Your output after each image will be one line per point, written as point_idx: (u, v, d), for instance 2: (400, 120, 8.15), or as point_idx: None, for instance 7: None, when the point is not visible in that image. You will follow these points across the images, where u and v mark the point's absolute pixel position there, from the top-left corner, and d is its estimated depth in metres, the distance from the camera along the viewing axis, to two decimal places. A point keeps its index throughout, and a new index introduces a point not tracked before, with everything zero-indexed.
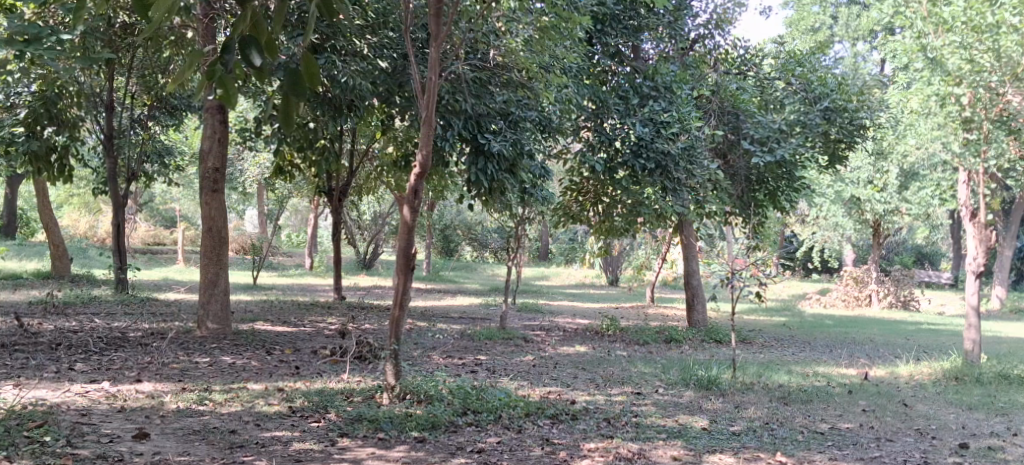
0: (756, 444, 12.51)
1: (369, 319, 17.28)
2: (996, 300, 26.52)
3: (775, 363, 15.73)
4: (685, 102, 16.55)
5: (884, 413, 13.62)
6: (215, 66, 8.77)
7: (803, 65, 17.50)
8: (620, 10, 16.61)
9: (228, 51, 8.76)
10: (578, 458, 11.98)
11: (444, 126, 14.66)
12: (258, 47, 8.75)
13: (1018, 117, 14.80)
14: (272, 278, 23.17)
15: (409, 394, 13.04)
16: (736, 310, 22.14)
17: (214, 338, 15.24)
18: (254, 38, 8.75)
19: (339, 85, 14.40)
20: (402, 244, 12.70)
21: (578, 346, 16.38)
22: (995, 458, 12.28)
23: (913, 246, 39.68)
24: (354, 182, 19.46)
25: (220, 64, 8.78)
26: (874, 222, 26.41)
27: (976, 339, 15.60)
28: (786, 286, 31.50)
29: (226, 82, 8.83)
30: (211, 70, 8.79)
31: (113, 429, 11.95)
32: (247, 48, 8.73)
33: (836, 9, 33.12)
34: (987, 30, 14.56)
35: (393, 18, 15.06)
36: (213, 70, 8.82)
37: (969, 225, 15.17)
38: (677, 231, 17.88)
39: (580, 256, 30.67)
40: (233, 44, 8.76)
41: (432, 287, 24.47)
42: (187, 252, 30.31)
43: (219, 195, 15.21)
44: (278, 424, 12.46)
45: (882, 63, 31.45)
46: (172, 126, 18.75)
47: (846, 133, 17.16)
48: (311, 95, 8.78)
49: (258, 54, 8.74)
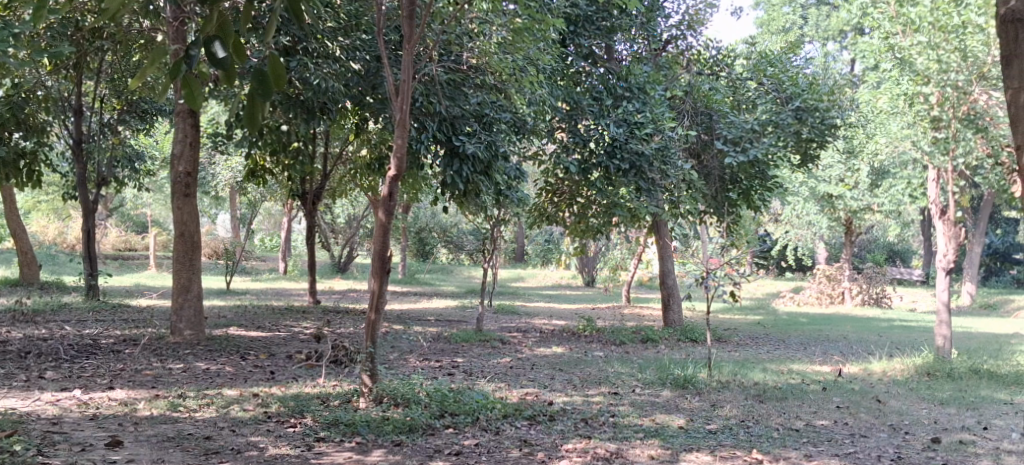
0: (733, 442, 12.63)
1: (345, 322, 17.21)
2: (966, 296, 26.78)
3: (749, 361, 15.81)
4: (658, 102, 16.43)
5: (858, 410, 13.83)
6: (180, 65, 8.85)
7: (774, 65, 17.41)
8: (594, 11, 16.47)
9: (193, 51, 8.83)
10: (556, 459, 12.02)
11: (418, 128, 14.71)
12: (223, 48, 8.83)
13: (985, 115, 14.66)
14: (245, 283, 22.93)
15: (386, 398, 13.14)
16: (711, 309, 22.20)
17: (189, 344, 15.09)
18: (219, 37, 8.84)
19: (313, 88, 14.45)
20: (377, 246, 12.98)
21: (555, 347, 16.41)
22: (966, 451, 12.49)
23: (885, 242, 39.87)
24: (327, 184, 19.08)
25: (185, 63, 8.87)
26: (845, 219, 26.67)
27: (947, 335, 15.81)
28: (759, 285, 31.59)
29: (189, 83, 8.98)
30: (174, 69, 8.89)
31: (85, 438, 11.85)
32: (212, 48, 8.81)
33: (805, 10, 33.51)
34: (953, 30, 14.56)
35: (365, 20, 15.23)
36: (176, 68, 8.89)
37: (939, 222, 14.97)
38: (651, 230, 17.96)
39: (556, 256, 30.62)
40: (200, 45, 8.83)
41: (409, 287, 25.65)
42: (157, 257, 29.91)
43: (192, 199, 15.05)
44: (253, 430, 12.41)
45: (852, 64, 31.74)
46: (144, 132, 18.44)
47: (818, 133, 17.00)
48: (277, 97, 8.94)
49: (225, 55, 8.83)
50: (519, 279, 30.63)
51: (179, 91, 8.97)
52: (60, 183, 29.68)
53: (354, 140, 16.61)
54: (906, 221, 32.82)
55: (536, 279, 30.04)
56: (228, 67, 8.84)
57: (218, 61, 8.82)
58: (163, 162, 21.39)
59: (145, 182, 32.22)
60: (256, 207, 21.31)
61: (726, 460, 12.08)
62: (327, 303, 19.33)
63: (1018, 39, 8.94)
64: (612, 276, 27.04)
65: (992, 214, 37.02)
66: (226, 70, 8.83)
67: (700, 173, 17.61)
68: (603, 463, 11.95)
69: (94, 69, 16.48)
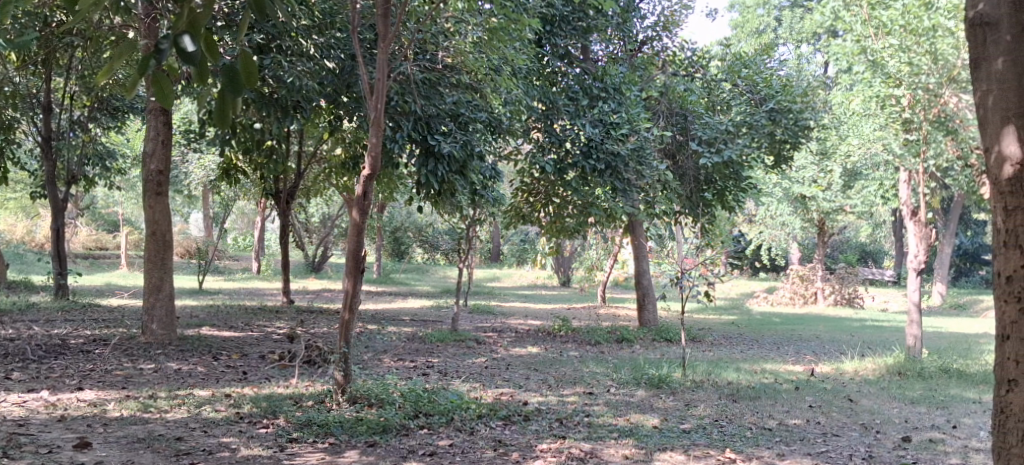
0: (706, 441, 12.68)
1: (319, 322, 17.11)
2: (938, 297, 27.22)
3: (723, 360, 15.89)
4: (633, 103, 16.49)
5: (830, 409, 13.95)
6: (149, 61, 8.62)
7: (748, 66, 17.50)
8: (570, 11, 16.44)
9: (163, 47, 8.60)
10: (531, 459, 12.00)
11: (393, 127, 14.64)
12: (195, 45, 8.65)
13: (954, 118, 14.81)
14: (217, 282, 22.74)
15: (360, 398, 13.10)
16: (686, 309, 22.30)
17: (160, 344, 14.91)
18: (190, 33, 8.65)
19: (286, 86, 14.33)
20: (352, 245, 12.91)
21: (530, 346, 16.41)
22: (936, 450, 12.61)
23: (858, 243, 40.23)
24: (301, 183, 18.99)
25: (154, 58, 8.63)
26: (819, 220, 26.90)
27: (918, 335, 15.99)
28: (733, 285, 31.76)
29: (159, 81, 8.83)
30: (144, 66, 8.66)
31: (53, 439, 11.69)
32: (182, 44, 8.61)
33: (779, 12, 34.22)
34: (924, 33, 14.71)
35: (340, 18, 15.20)
36: (145, 64, 8.65)
37: (910, 223, 15.07)
38: (626, 230, 18.03)
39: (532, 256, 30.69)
40: (170, 40, 8.62)
41: (384, 287, 25.50)
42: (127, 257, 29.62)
43: (164, 198, 14.90)
44: (225, 430, 12.30)
45: (826, 66, 32.39)
46: (114, 130, 18.23)
47: (791, 133, 17.34)
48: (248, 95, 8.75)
49: (195, 52, 8.64)
50: (495, 278, 30.69)
51: (149, 89, 8.84)
52: (29, 182, 29.33)
53: (328, 138, 16.48)
54: (876, 221, 33.21)
55: (512, 279, 30.07)
56: (199, 63, 8.65)
57: (189, 57, 8.62)
58: (134, 161, 21.18)
59: (117, 181, 31.93)
60: (230, 206, 21.14)
61: (699, 460, 12.11)
62: (301, 303, 19.19)
63: (987, 43, 8.99)
64: (588, 276, 27.12)
65: (962, 214, 37.66)
66: (197, 65, 8.63)
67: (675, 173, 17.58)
68: (577, 462, 11.94)
69: (64, 65, 16.27)
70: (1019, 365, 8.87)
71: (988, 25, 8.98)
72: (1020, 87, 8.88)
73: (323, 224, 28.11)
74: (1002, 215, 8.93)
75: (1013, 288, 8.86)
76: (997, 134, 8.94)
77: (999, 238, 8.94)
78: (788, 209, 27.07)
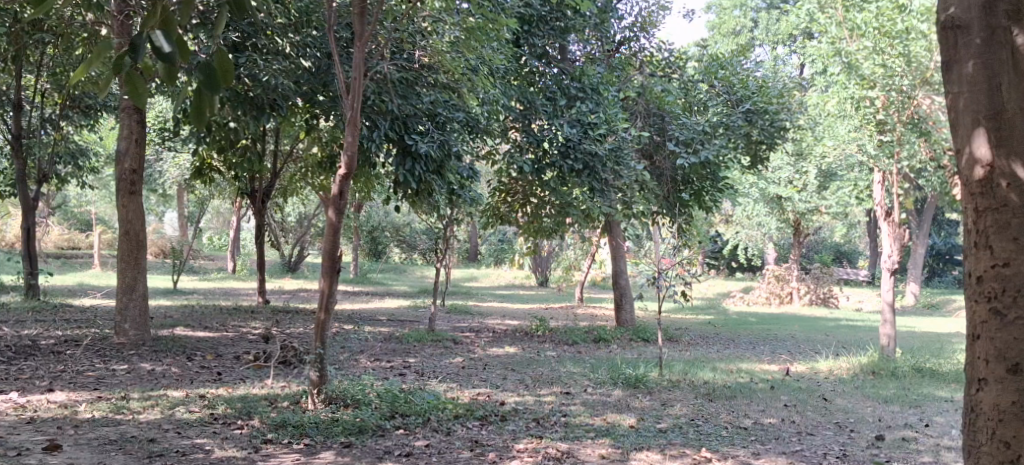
0: (682, 440, 12.70)
1: (295, 322, 17.00)
2: (911, 297, 27.62)
3: (699, 360, 15.95)
4: (611, 103, 16.51)
5: (805, 408, 14.05)
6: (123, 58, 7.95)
7: (725, 68, 17.64)
8: (547, 11, 16.48)
9: (137, 44, 7.94)
10: (508, 459, 11.94)
11: (370, 126, 14.57)
12: (170, 43, 7.99)
13: (927, 120, 15.03)
14: (192, 282, 22.57)
15: (336, 398, 13.03)
16: (663, 309, 22.42)
17: (133, 345, 14.72)
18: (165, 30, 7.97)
19: (262, 84, 14.23)
20: (328, 244, 12.80)
21: (508, 347, 16.39)
22: (908, 448, 12.68)
23: (832, 245, 40.62)
24: (278, 183, 18.87)
25: (129, 56, 7.95)
26: (795, 220, 27.19)
27: (891, 334, 16.16)
28: (710, 286, 31.98)
29: (133, 80, 8.11)
30: (117, 63, 7.98)
31: (22, 442, 11.51)
32: (157, 41, 7.93)
33: (756, 13, 35.21)
34: (897, 36, 14.79)
35: (316, 17, 15.07)
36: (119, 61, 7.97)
37: (884, 224, 15.22)
38: (603, 231, 18.09)
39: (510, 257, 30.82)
40: (145, 38, 7.96)
41: (360, 287, 25.27)
42: (99, 256, 29.34)
43: (137, 197, 14.74)
44: (199, 431, 12.18)
45: (801, 67, 33.19)
46: (87, 128, 18.03)
47: (767, 135, 17.49)
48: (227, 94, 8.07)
49: (171, 50, 7.94)
50: (473, 278, 30.76)
51: (121, 88, 8.08)
52: None
53: (305, 137, 16.39)
54: (850, 222, 33.58)
55: (490, 280, 30.21)
56: (174, 61, 7.95)
57: (165, 56, 7.92)
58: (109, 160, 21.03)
59: (91, 180, 31.65)
60: (206, 205, 21.03)
61: (675, 459, 12.10)
62: (277, 302, 19.07)
63: (958, 46, 8.63)
64: (565, 275, 27.14)
65: (934, 216, 38.23)
66: (172, 64, 7.94)
67: (652, 174, 17.67)
68: (554, 462, 11.88)
69: (35, 62, 16.07)
70: (989, 363, 8.48)
71: (959, 29, 8.61)
72: (992, 90, 8.51)
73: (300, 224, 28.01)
74: (973, 215, 8.58)
75: (983, 288, 8.49)
76: (967, 136, 8.58)
77: (969, 238, 8.59)
78: (763, 210, 27.32)
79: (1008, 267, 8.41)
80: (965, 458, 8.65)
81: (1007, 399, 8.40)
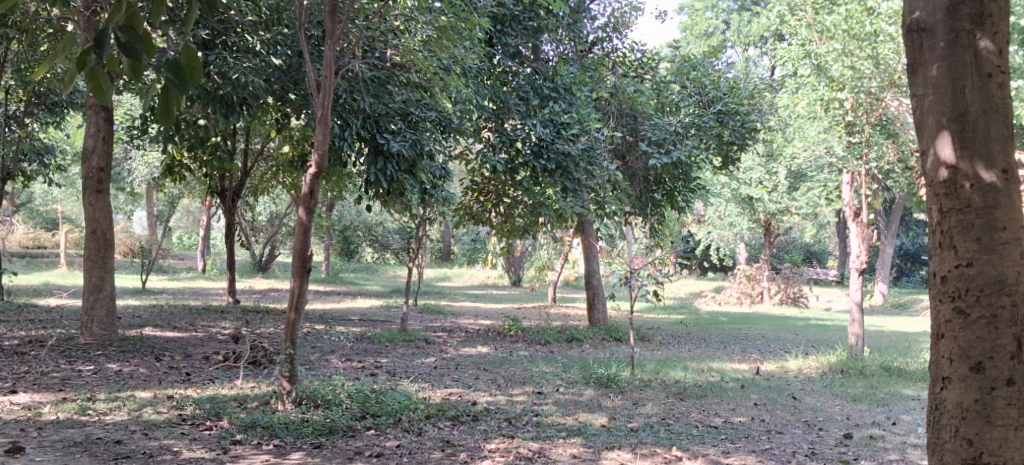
0: (653, 439, 12.69)
1: (264, 322, 16.86)
2: (878, 296, 28.00)
3: (671, 359, 16.03)
4: (584, 103, 16.58)
5: (774, 407, 14.14)
6: (87, 55, 7.35)
7: (697, 69, 17.70)
8: (521, 11, 16.60)
9: (103, 40, 7.36)
10: (479, 459, 11.81)
11: (341, 125, 14.41)
12: (137, 38, 7.45)
13: (895, 121, 15.19)
14: (161, 281, 22.37)
15: (306, 399, 12.91)
16: (636, 308, 22.55)
17: (99, 345, 14.51)
18: (131, 26, 7.43)
19: (231, 83, 13.97)
20: (298, 244, 12.61)
21: (480, 346, 16.36)
22: (875, 446, 12.75)
23: (803, 245, 41.08)
24: (249, 182, 18.73)
25: (93, 52, 7.36)
26: (765, 220, 27.56)
27: (859, 333, 16.36)
28: (682, 285, 32.22)
29: (96, 76, 7.55)
30: (81, 59, 7.40)
31: None
32: (121, 36, 7.38)
33: (727, 15, 35.72)
34: (866, 38, 15.01)
35: (287, 15, 14.91)
36: (83, 58, 7.39)
37: (853, 224, 15.41)
38: (577, 231, 18.15)
39: (482, 257, 30.88)
40: (110, 34, 7.39)
41: (332, 287, 25.06)
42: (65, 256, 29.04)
43: (104, 195, 14.55)
44: (167, 433, 12.01)
45: (772, 69, 33.66)
46: (54, 126, 17.80)
47: (738, 136, 17.56)
48: (196, 94, 7.54)
49: (138, 46, 7.39)
50: (445, 279, 30.81)
51: (84, 85, 7.52)
52: None
53: (275, 136, 16.24)
54: (820, 222, 33.94)
55: (463, 280, 30.30)
56: (141, 56, 7.39)
57: (131, 52, 7.37)
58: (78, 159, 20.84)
59: (58, 178, 31.33)
60: (175, 204, 20.88)
61: (646, 458, 12.05)
62: (248, 302, 18.93)
63: (923, 49, 8.16)
64: (537, 276, 27.24)
65: (903, 217, 38.69)
66: (138, 59, 7.40)
67: (625, 174, 17.91)
68: (525, 462, 11.80)
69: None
70: (952, 362, 7.99)
71: (924, 31, 8.14)
72: (957, 92, 8.02)
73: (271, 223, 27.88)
74: (937, 216, 8.10)
75: (947, 288, 8.01)
76: (931, 138, 8.08)
77: (934, 238, 8.12)
78: (735, 210, 27.66)
79: (972, 267, 7.93)
80: (930, 457, 8.17)
81: (970, 398, 7.91)
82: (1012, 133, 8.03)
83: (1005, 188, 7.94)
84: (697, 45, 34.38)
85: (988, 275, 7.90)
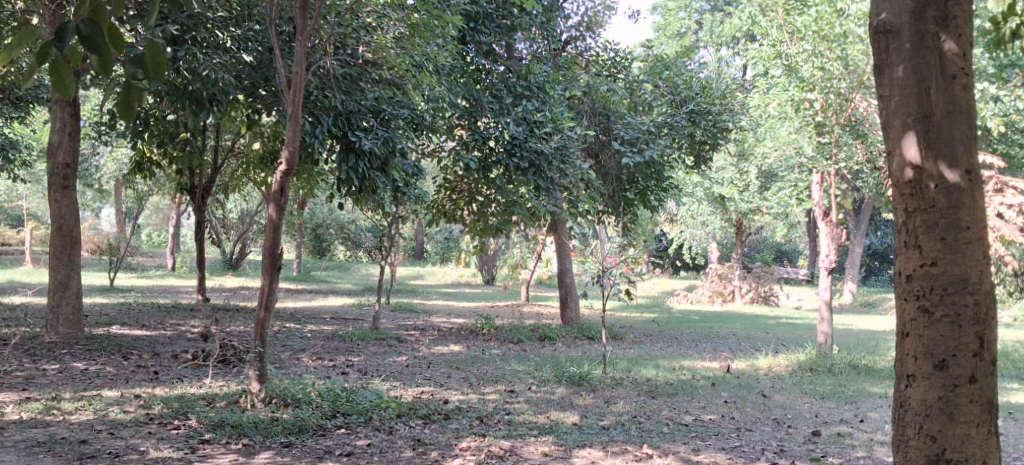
0: (624, 437, 12.66)
1: (233, 320, 16.67)
2: (848, 294, 28.44)
3: (643, 358, 16.09)
4: (557, 102, 16.80)
5: (744, 405, 14.21)
6: (48, 48, 7.04)
7: (670, 68, 17.76)
8: (494, 9, 16.65)
9: (64, 35, 7.05)
10: (450, 458, 11.67)
11: (312, 122, 14.20)
12: (100, 32, 7.13)
13: (865, 122, 15.46)
14: (131, 279, 22.14)
15: (275, 398, 12.74)
16: (610, 307, 22.64)
17: (64, 344, 14.28)
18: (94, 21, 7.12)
19: (200, 79, 13.69)
20: (268, 243, 12.35)
21: (451, 345, 16.30)
22: (842, 443, 12.81)
23: (774, 244, 41.51)
24: (219, 180, 18.60)
25: (54, 46, 7.05)
26: (737, 219, 27.84)
27: (828, 332, 16.54)
28: (654, 283, 32.43)
29: (58, 69, 7.20)
30: (42, 52, 7.07)
31: None
32: (82, 32, 7.08)
33: (700, 16, 36.15)
34: (835, 39, 15.14)
35: (258, 11, 14.73)
36: (44, 51, 7.06)
37: (822, 223, 15.73)
38: (550, 229, 18.20)
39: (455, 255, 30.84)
40: (71, 30, 7.08)
41: (301, 285, 24.91)
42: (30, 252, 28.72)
43: (70, 191, 14.33)
44: (133, 432, 11.82)
45: (743, 69, 34.04)
46: (19, 121, 17.52)
47: (710, 135, 17.56)
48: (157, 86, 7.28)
49: (99, 42, 7.10)
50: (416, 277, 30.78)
51: (46, 78, 7.18)
52: None
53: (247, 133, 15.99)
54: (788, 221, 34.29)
55: (434, 279, 30.31)
56: (103, 53, 7.12)
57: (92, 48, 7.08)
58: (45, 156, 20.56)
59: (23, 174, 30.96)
60: (143, 201, 20.65)
61: (617, 455, 12.01)
62: (218, 300, 18.77)
63: (889, 51, 7.97)
64: (512, 275, 27.35)
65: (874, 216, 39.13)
66: (102, 55, 7.11)
67: (598, 172, 17.97)
68: (497, 460, 11.70)
69: None
70: (917, 360, 7.82)
71: (889, 33, 7.96)
72: (921, 93, 7.84)
73: (240, 219, 27.72)
74: (902, 215, 7.93)
75: (911, 287, 7.85)
76: (897, 138, 7.91)
77: (900, 237, 7.96)
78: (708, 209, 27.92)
79: (935, 266, 7.77)
80: (894, 455, 8.00)
81: (934, 395, 7.74)
82: (975, 134, 7.86)
83: (968, 187, 7.79)
84: (670, 45, 34.75)
85: (951, 274, 7.74)
